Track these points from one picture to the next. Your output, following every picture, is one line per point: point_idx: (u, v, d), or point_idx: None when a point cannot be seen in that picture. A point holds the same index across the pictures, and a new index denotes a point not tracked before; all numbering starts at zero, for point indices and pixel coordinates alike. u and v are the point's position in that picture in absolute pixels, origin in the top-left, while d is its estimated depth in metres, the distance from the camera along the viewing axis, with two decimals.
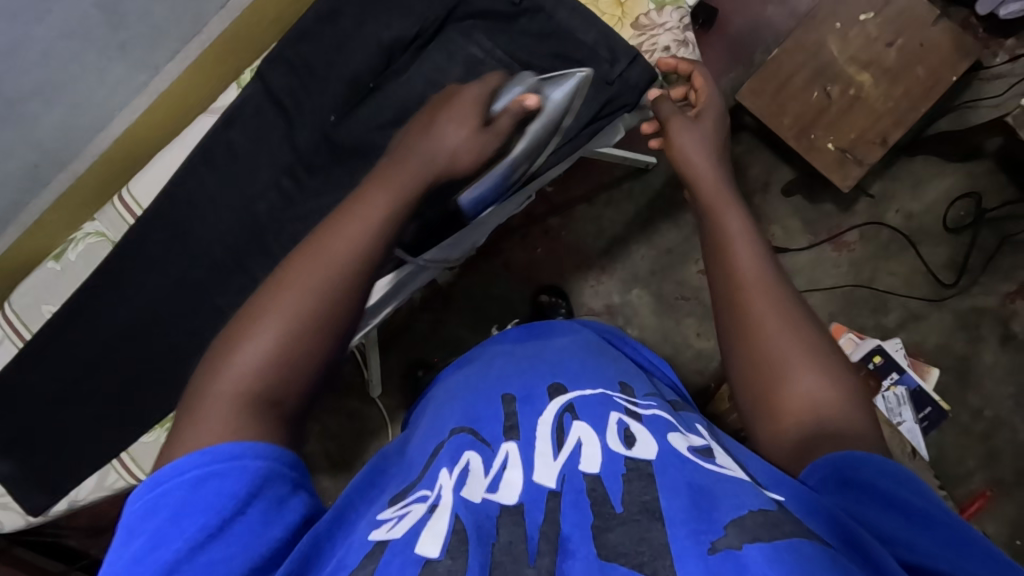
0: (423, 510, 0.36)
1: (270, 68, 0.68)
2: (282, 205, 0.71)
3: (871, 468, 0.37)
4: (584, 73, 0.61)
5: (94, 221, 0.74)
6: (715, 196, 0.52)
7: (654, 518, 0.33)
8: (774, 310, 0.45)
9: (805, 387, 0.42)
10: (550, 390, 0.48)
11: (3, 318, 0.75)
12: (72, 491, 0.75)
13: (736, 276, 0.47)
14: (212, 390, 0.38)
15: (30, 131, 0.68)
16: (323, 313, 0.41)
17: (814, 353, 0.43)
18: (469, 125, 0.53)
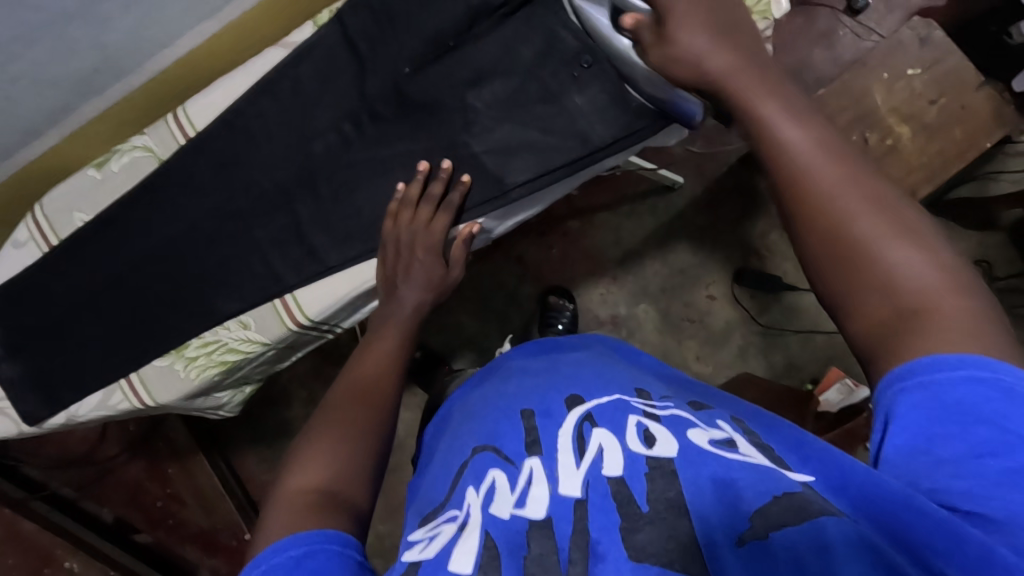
0: (452, 531, 0.38)
1: (351, 11, 0.68)
2: (339, 148, 0.70)
3: (947, 368, 0.32)
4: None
5: (143, 134, 0.72)
6: (745, 81, 0.44)
7: (681, 515, 0.34)
8: (863, 195, 0.38)
9: (908, 269, 0.36)
10: (567, 401, 0.47)
11: (33, 220, 0.73)
12: (73, 406, 0.73)
13: (796, 163, 0.40)
14: (285, 489, 0.46)
15: (99, 35, 0.65)
16: (367, 420, 0.52)
17: (910, 230, 0.37)
18: (431, 261, 0.65)
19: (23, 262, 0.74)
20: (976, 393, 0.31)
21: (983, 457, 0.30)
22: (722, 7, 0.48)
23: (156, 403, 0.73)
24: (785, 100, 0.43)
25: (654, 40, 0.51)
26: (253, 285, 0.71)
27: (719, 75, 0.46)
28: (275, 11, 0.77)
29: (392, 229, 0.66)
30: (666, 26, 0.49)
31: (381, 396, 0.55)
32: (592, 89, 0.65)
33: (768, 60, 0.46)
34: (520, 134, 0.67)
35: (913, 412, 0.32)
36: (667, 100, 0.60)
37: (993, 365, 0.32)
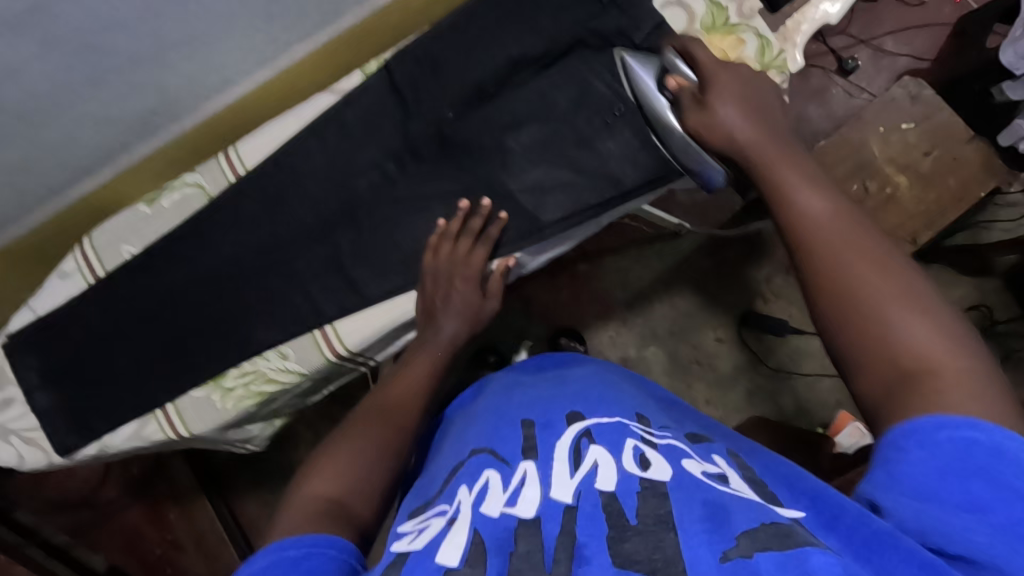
0: (441, 524, 0.40)
1: (398, 61, 0.73)
2: (383, 186, 0.74)
3: (943, 432, 0.36)
4: (624, 53, 0.66)
5: (195, 172, 0.75)
6: (769, 155, 0.51)
7: (668, 529, 0.35)
8: (872, 260, 0.43)
9: (913, 334, 0.40)
10: (568, 417, 0.49)
11: (80, 252, 0.75)
12: (106, 436, 0.73)
13: (816, 229, 0.46)
14: (300, 493, 0.49)
15: (162, 77, 0.69)
16: (388, 440, 0.54)
17: (917, 299, 0.41)
18: (473, 292, 0.67)
19: (66, 293, 0.75)
20: (966, 450, 0.35)
21: (957, 508, 0.34)
22: (754, 96, 0.57)
23: (190, 433, 0.73)
24: (805, 174, 0.50)
25: (693, 104, 0.58)
26: (294, 315, 0.72)
27: (745, 144, 0.53)
28: (320, 65, 0.82)
29: (432, 261, 0.69)
30: (708, 98, 0.56)
31: (404, 416, 0.57)
32: (623, 135, 0.70)
33: (790, 142, 0.53)
34: (555, 175, 0.71)
35: (909, 469, 0.35)
36: (691, 163, 0.63)
37: (986, 427, 0.35)
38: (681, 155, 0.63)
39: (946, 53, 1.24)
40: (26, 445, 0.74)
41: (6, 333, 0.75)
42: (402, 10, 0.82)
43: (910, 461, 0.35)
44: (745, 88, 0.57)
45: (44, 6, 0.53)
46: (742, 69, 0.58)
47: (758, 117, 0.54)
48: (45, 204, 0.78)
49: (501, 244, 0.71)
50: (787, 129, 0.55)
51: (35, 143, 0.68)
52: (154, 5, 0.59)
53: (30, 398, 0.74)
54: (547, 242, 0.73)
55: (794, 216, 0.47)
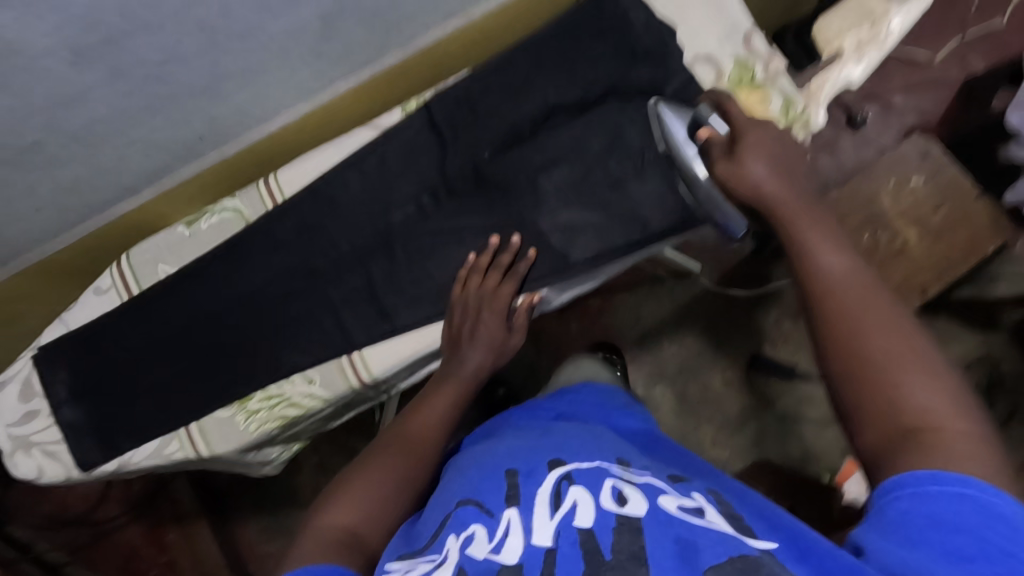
0: (430, 568, 0.44)
1: (439, 101, 0.77)
2: (416, 219, 0.76)
3: (932, 484, 0.39)
4: (659, 104, 0.70)
5: (234, 197, 0.78)
6: (791, 207, 0.54)
7: (640, 564, 0.39)
8: (882, 321, 0.46)
9: (919, 396, 0.43)
10: (551, 463, 0.51)
11: (117, 269, 0.77)
12: (128, 452, 0.74)
13: (831, 286, 0.49)
14: (321, 521, 0.53)
15: (212, 108, 0.72)
16: (408, 472, 0.57)
17: (924, 363, 0.44)
18: (497, 329, 0.69)
19: (99, 308, 0.77)
20: (952, 501, 0.38)
21: (945, 556, 0.37)
22: (780, 151, 0.59)
23: (211, 454, 0.74)
24: (824, 230, 0.52)
25: (723, 155, 0.60)
26: (324, 342, 0.74)
27: (772, 196, 0.55)
28: (360, 99, 0.85)
29: (460, 293, 0.71)
30: (738, 150, 0.59)
31: (423, 450, 0.60)
32: (652, 181, 0.72)
33: (810, 195, 0.56)
34: (585, 216, 0.73)
35: (900, 516, 0.39)
36: (715, 214, 0.67)
37: (975, 484, 0.39)
38: (704, 205, 0.68)
39: (954, 112, 1.28)
40: (48, 459, 0.74)
41: (38, 345, 0.76)
42: (442, 52, 0.85)
43: (901, 508, 0.39)
44: (773, 144, 0.59)
45: (116, 40, 0.56)
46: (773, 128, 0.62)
47: (785, 169, 0.57)
48: (87, 221, 0.80)
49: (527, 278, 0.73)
50: (811, 186, 0.58)
51: (89, 165, 0.71)
52: (215, 42, 0.63)
53: (55, 412, 0.74)
54: (573, 279, 0.74)
55: (812, 267, 0.50)
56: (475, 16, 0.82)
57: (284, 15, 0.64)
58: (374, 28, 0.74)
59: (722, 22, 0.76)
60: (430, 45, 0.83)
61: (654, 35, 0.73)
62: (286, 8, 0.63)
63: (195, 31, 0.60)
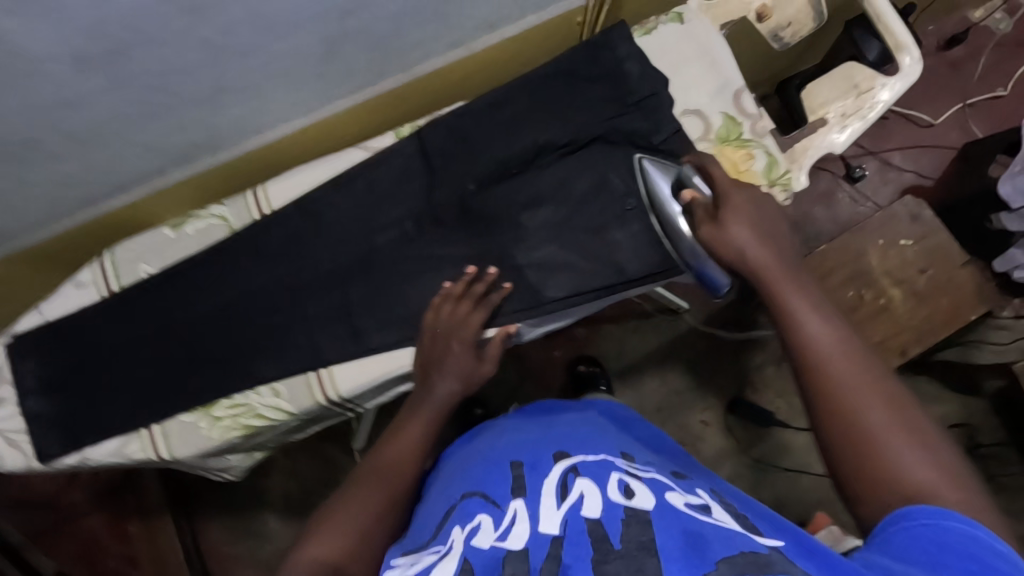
0: (436, 558, 0.45)
1: (432, 131, 0.78)
2: (400, 243, 0.77)
3: (937, 519, 0.41)
4: (643, 158, 0.72)
5: (222, 205, 0.79)
6: (777, 274, 0.55)
7: (649, 554, 0.39)
8: (871, 391, 0.48)
9: (915, 467, 0.44)
10: (555, 455, 0.54)
11: (99, 264, 0.78)
12: (88, 448, 0.74)
13: (818, 358, 0.49)
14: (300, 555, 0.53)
15: (210, 118, 0.74)
16: (386, 501, 0.58)
17: (916, 431, 0.46)
18: (471, 355, 0.70)
19: (77, 303, 0.77)
20: (956, 535, 0.40)
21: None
22: (764, 215, 0.59)
23: (171, 456, 0.74)
24: (807, 295, 0.53)
25: (706, 218, 0.60)
26: (295, 356, 0.74)
27: (759, 263, 0.56)
28: (359, 117, 0.87)
29: (432, 320, 0.71)
30: (721, 214, 0.59)
31: (399, 475, 0.60)
32: (632, 227, 0.74)
33: (792, 259, 0.57)
34: (564, 256, 0.75)
35: (905, 541, 0.41)
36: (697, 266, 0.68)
37: (977, 526, 0.40)
38: (687, 255, 0.69)
39: (949, 176, 1.30)
40: (11, 447, 0.75)
41: (14, 333, 0.77)
42: (443, 79, 0.87)
43: (907, 534, 0.41)
44: (757, 209, 0.59)
45: (118, 51, 0.58)
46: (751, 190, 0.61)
47: (768, 235, 0.57)
48: (76, 215, 0.81)
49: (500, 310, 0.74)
50: (794, 249, 0.59)
51: (82, 162, 0.72)
52: (217, 58, 0.64)
53: (23, 401, 0.75)
54: (551, 315, 0.75)
55: (800, 337, 0.51)
56: (476, 49, 0.84)
57: (285, 38, 0.65)
58: (377, 54, 0.76)
59: (714, 78, 0.77)
60: (432, 73, 0.85)
61: (647, 85, 0.75)
62: (288, 31, 0.65)
63: (200, 47, 0.62)
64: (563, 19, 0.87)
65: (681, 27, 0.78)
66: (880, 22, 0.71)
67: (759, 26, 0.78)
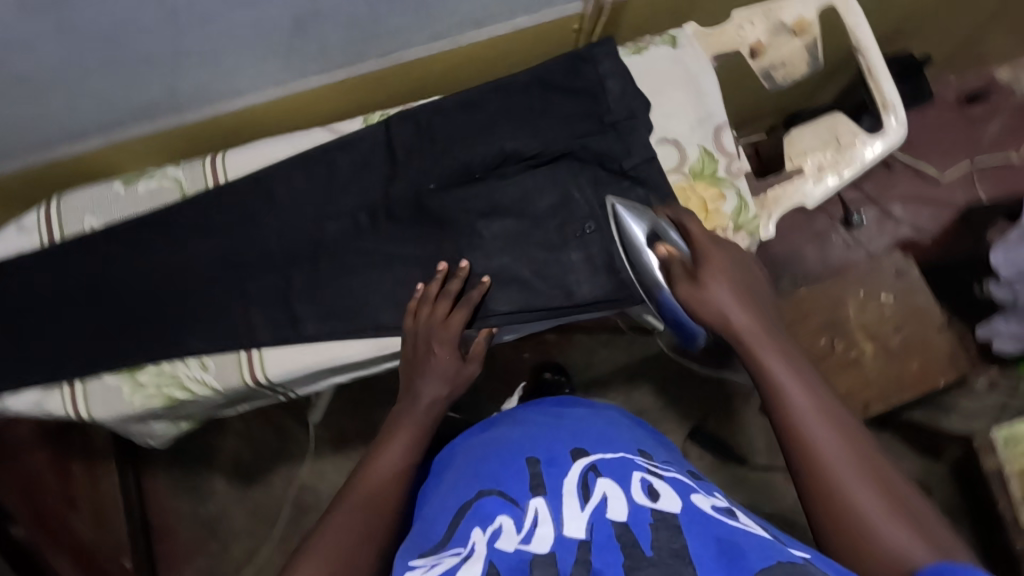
0: (456, 560, 0.44)
1: (401, 123, 0.76)
2: (352, 233, 0.75)
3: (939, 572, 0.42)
4: (616, 205, 0.68)
5: (177, 167, 0.76)
6: (759, 339, 0.57)
7: (684, 563, 0.39)
8: (851, 458, 0.48)
9: (897, 538, 0.44)
10: (573, 451, 0.53)
11: (44, 209, 0.76)
12: (8, 396, 0.73)
13: (800, 424, 0.51)
14: None
15: (172, 78, 0.71)
16: (368, 534, 0.55)
17: (896, 500, 0.46)
18: (454, 357, 0.69)
19: (16, 247, 0.75)
20: None
21: None
22: (744, 275, 0.63)
23: (91, 417, 0.73)
24: (790, 360, 0.55)
25: (684, 275, 0.62)
26: (228, 333, 0.73)
27: (741, 325, 0.58)
28: (335, 94, 0.84)
29: (412, 324, 0.70)
30: (698, 272, 0.61)
31: (390, 491, 0.58)
32: (589, 251, 0.72)
33: (774, 324, 0.59)
34: (516, 269, 0.73)
35: None
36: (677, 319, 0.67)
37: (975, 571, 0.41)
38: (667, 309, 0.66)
39: (949, 234, 1.25)
40: None
41: None
42: (425, 67, 0.84)
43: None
44: (736, 267, 0.63)
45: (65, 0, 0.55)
46: (729, 246, 0.65)
47: (751, 299, 0.60)
48: (28, 156, 0.79)
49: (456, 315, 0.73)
50: (772, 312, 0.62)
51: (35, 106, 0.70)
52: (176, 20, 0.62)
53: None
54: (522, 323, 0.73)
55: (782, 405, 0.52)
56: (462, 44, 0.82)
57: (249, 8, 0.63)
58: (353, 35, 0.74)
59: (697, 109, 0.74)
60: (413, 60, 0.82)
61: (625, 105, 0.73)
62: (253, 2, 0.62)
63: (158, 9, 0.60)
64: (556, 24, 0.84)
65: (672, 52, 0.75)
66: (872, 79, 0.69)
67: (751, 62, 0.75)
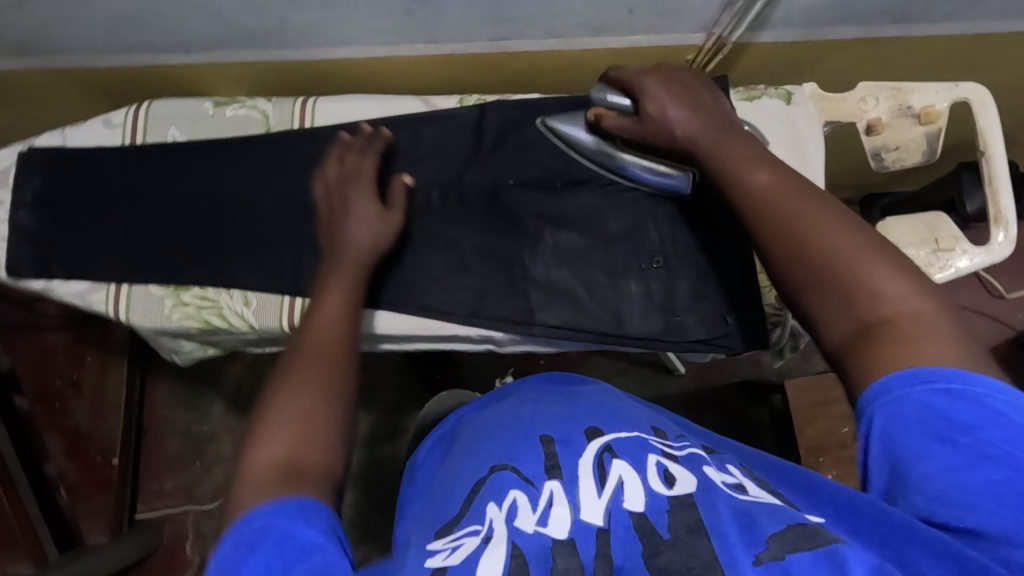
0: (476, 543, 0.42)
1: (495, 111, 0.75)
2: (419, 207, 0.74)
3: (915, 388, 0.39)
4: (545, 121, 0.72)
5: (267, 101, 0.77)
6: (726, 146, 0.54)
7: (701, 537, 0.39)
8: (834, 240, 0.45)
9: (890, 296, 0.43)
10: (587, 433, 0.50)
11: (134, 111, 0.77)
12: (57, 280, 0.74)
13: (772, 206, 0.49)
14: (251, 465, 0.45)
15: (288, 13, 0.72)
16: (326, 377, 0.51)
17: (891, 264, 0.44)
18: (373, 209, 0.66)
19: (98, 139, 0.77)
20: (948, 404, 0.38)
21: (966, 460, 0.37)
22: (679, 80, 0.60)
23: (128, 321, 0.74)
24: (752, 157, 0.52)
25: (636, 121, 0.61)
26: (276, 274, 0.73)
27: (694, 135, 0.56)
28: (435, 66, 0.83)
29: (323, 192, 0.69)
30: (644, 107, 0.60)
31: (331, 348, 0.53)
32: (649, 286, 0.71)
33: (729, 123, 0.56)
34: (571, 284, 0.72)
35: (904, 439, 0.38)
36: (661, 178, 0.68)
37: (962, 378, 0.38)
38: (646, 175, 0.68)
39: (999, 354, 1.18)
40: None
41: (30, 144, 0.77)
42: (529, 61, 0.83)
43: (902, 420, 0.39)
44: (674, 79, 0.60)
45: None
46: (662, 74, 0.61)
47: (703, 98, 0.58)
48: (129, 54, 0.79)
49: (503, 316, 0.71)
50: (722, 102, 0.59)
51: (151, 9, 0.70)
52: None
53: (13, 213, 0.75)
54: (568, 340, 0.72)
55: (756, 220, 0.49)
56: (574, 47, 0.80)
57: None
58: (472, 14, 0.73)
59: (797, 172, 0.71)
60: (521, 52, 0.81)
61: None
62: None
63: None
64: (671, 49, 0.82)
65: (784, 107, 0.73)
66: (989, 187, 0.66)
67: (864, 138, 0.72)
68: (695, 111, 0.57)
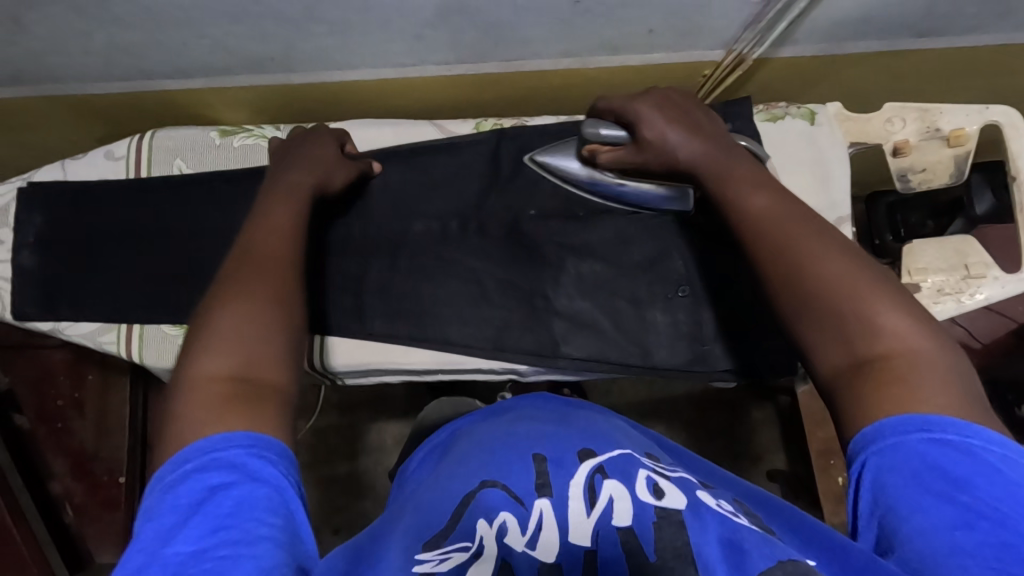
0: (464, 558, 0.39)
1: (514, 138, 0.73)
2: (436, 237, 0.73)
3: (909, 435, 0.40)
4: (530, 161, 0.71)
5: (277, 130, 0.74)
6: (731, 174, 0.55)
7: (688, 564, 0.38)
8: (834, 272, 0.47)
9: (890, 329, 0.44)
10: (581, 454, 0.45)
11: (136, 142, 0.74)
12: (65, 321, 0.72)
13: (777, 233, 0.50)
14: (196, 371, 0.45)
15: (295, 39, 0.69)
16: (278, 292, 0.50)
17: (891, 298, 0.46)
18: (336, 154, 0.66)
19: (101, 173, 0.74)
20: (938, 455, 0.39)
21: (954, 508, 0.38)
22: (686, 106, 0.61)
23: (140, 361, 0.72)
24: (756, 182, 0.54)
25: (635, 150, 0.62)
26: None
27: (692, 161, 0.57)
28: (446, 86, 0.80)
29: (279, 145, 0.67)
30: (640, 135, 0.60)
31: (279, 265, 0.52)
32: (676, 315, 0.70)
33: (730, 148, 0.57)
34: (594, 315, 0.71)
35: (894, 487, 0.39)
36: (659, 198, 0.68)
37: (954, 428, 0.40)
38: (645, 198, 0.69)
39: None
40: None
41: (30, 179, 0.74)
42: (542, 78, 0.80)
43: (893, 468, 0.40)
44: (678, 104, 0.61)
45: None
46: (653, 96, 0.62)
47: (702, 123, 0.60)
48: (127, 81, 0.76)
49: (530, 350, 0.70)
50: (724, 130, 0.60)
51: (150, 36, 0.67)
52: None
53: (15, 253, 0.72)
54: (595, 372, 0.70)
55: (758, 249, 0.50)
56: (589, 65, 0.78)
57: None
58: (486, 36, 0.70)
59: (824, 194, 0.70)
60: (535, 71, 0.78)
61: None
62: None
63: None
64: (690, 66, 0.80)
65: (808, 128, 0.72)
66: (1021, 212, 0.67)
67: (891, 159, 0.71)
68: (701, 139, 0.58)
